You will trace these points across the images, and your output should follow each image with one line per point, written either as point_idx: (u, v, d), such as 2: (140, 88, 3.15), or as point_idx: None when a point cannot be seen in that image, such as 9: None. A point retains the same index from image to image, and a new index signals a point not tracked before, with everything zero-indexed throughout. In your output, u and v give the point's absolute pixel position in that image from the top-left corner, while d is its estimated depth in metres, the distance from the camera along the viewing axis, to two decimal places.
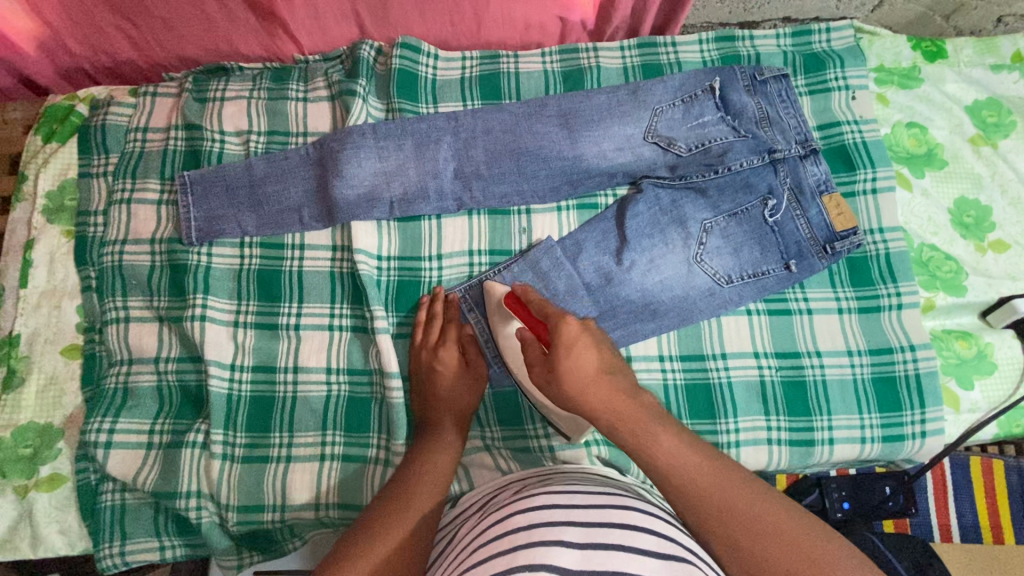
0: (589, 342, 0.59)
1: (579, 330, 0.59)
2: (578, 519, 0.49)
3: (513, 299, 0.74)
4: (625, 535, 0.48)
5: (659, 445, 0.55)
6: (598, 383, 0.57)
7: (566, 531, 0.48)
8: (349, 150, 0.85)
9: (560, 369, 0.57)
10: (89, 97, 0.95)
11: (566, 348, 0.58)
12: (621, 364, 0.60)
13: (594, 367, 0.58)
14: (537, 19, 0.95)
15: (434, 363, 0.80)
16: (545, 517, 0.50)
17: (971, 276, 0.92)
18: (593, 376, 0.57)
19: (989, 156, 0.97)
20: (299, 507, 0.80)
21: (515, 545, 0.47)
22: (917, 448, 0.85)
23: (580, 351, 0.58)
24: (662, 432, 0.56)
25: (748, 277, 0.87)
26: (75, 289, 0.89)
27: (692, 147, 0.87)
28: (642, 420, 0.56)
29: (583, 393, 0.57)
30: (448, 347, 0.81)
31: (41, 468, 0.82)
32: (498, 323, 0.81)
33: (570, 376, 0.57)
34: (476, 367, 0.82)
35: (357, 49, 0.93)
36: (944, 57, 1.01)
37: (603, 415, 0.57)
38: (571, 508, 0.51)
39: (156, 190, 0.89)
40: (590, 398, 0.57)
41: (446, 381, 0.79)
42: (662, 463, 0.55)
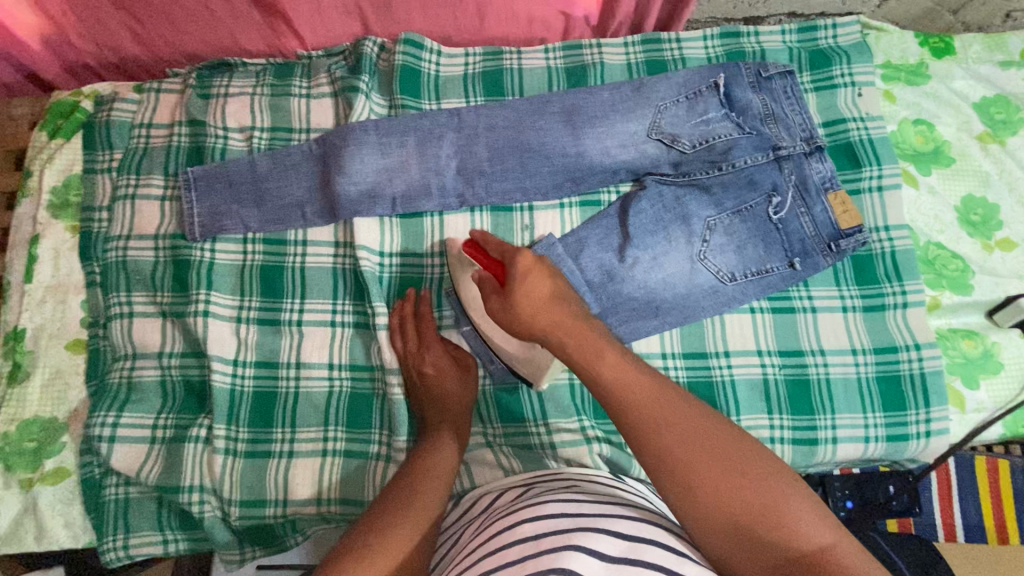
0: (543, 270, 0.65)
1: (534, 261, 0.66)
2: (587, 528, 0.49)
3: (467, 244, 0.73)
4: (631, 547, 0.48)
5: (604, 363, 0.57)
6: (549, 307, 0.62)
7: (576, 539, 0.48)
8: (352, 147, 0.85)
9: (515, 292, 0.63)
10: (94, 93, 0.96)
11: (522, 274, 0.64)
12: (572, 295, 0.65)
13: (546, 292, 0.63)
14: (541, 15, 0.95)
15: (423, 367, 0.80)
16: (554, 526, 0.50)
17: (977, 275, 0.92)
18: (545, 299, 0.63)
19: (997, 153, 0.96)
20: (301, 503, 0.81)
21: (525, 553, 0.47)
22: (922, 448, 0.84)
23: (535, 277, 0.64)
24: (607, 351, 0.58)
25: (752, 275, 0.87)
26: (80, 284, 0.89)
27: (696, 145, 0.87)
28: (589, 340, 0.59)
29: (534, 316, 0.62)
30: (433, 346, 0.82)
31: (46, 462, 0.82)
32: (460, 275, 0.82)
33: (524, 297, 0.63)
34: (466, 360, 0.83)
35: (361, 45, 0.93)
36: (951, 54, 1.00)
37: (551, 335, 0.61)
38: (579, 518, 0.51)
39: (160, 186, 0.90)
40: (540, 320, 0.62)
41: (444, 381, 0.80)
42: (609, 386, 0.56)
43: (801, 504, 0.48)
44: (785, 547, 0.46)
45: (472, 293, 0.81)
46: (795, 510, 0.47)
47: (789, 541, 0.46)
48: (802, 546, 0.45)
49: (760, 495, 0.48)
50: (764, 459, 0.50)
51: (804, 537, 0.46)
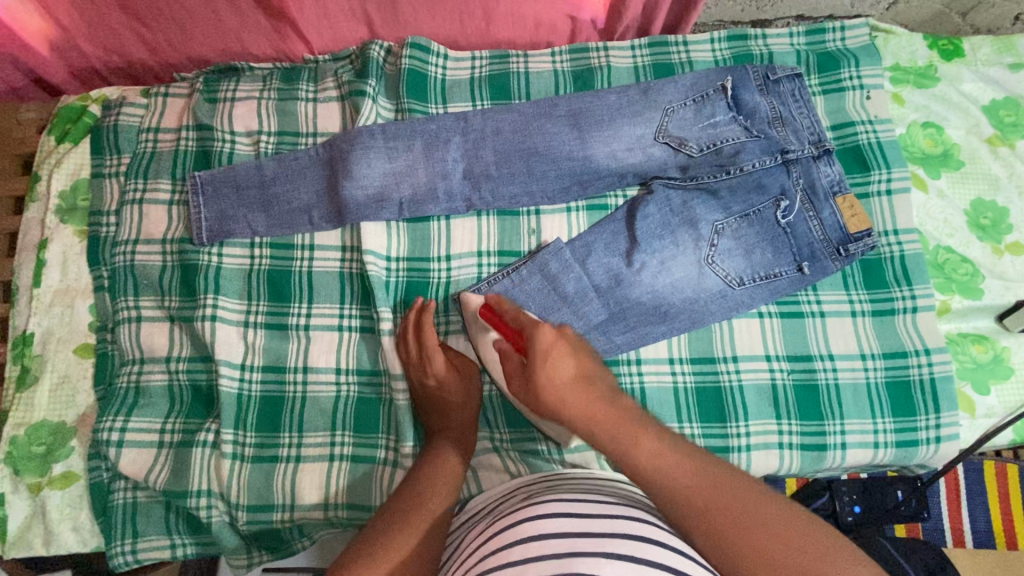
0: (565, 348, 0.62)
1: (555, 336, 0.63)
2: (590, 530, 0.49)
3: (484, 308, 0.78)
4: (635, 547, 0.48)
5: (636, 448, 0.55)
6: (573, 390, 0.60)
7: (580, 542, 0.48)
8: (359, 151, 0.85)
9: (535, 374, 0.61)
10: (101, 98, 0.96)
11: (543, 355, 0.62)
12: (598, 371, 0.62)
13: (569, 376, 0.60)
14: (547, 18, 0.95)
15: (425, 381, 0.80)
16: (557, 528, 0.50)
17: (987, 279, 0.91)
18: (568, 383, 0.60)
19: (1007, 156, 0.96)
20: (308, 508, 0.80)
21: (528, 556, 0.47)
22: (932, 453, 0.84)
23: (556, 357, 0.61)
24: (640, 436, 0.56)
25: (761, 280, 0.86)
26: (88, 289, 0.89)
27: (704, 148, 0.87)
28: (619, 426, 0.57)
29: (559, 402, 0.59)
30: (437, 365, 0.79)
31: (54, 466, 0.83)
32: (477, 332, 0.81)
33: (548, 381, 0.60)
34: (468, 365, 0.82)
35: (367, 49, 0.93)
36: (960, 56, 0.99)
37: (578, 421, 0.59)
38: (582, 519, 0.51)
39: (167, 190, 0.90)
40: (566, 406, 0.59)
41: (450, 388, 0.80)
42: (641, 465, 0.54)
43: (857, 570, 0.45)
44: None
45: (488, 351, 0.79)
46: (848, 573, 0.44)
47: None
48: None
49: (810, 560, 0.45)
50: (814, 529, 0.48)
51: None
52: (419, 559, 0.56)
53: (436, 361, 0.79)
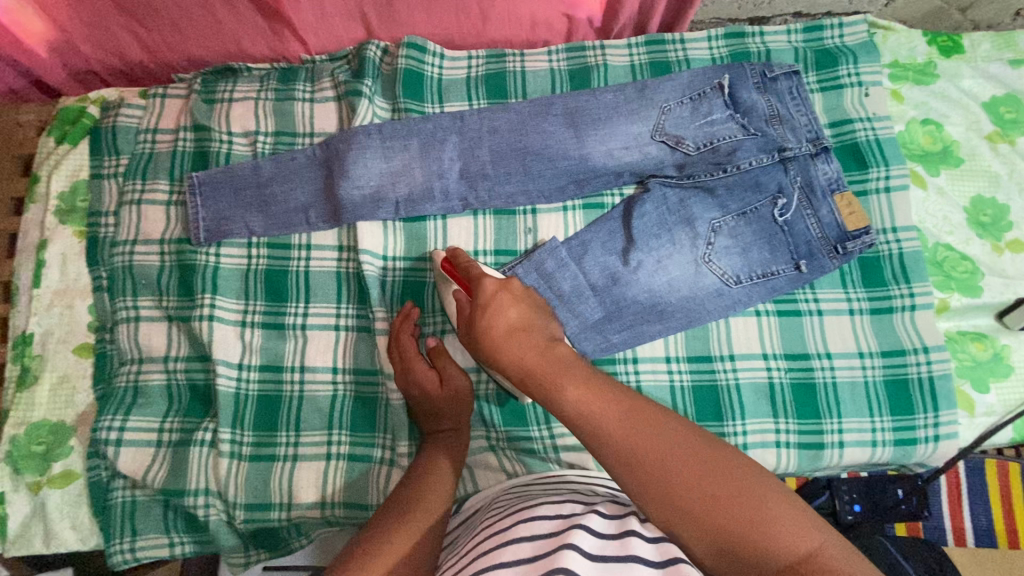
0: (507, 298, 0.64)
1: (496, 289, 0.65)
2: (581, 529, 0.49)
3: (445, 261, 0.81)
4: (623, 545, 0.48)
5: (566, 396, 0.55)
6: (510, 339, 0.61)
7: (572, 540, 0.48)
8: (356, 151, 0.85)
9: (475, 321, 0.63)
10: (100, 99, 0.96)
11: (484, 306, 0.63)
12: (542, 323, 0.63)
13: (506, 324, 0.62)
14: (543, 17, 0.95)
15: (411, 389, 0.79)
16: (550, 528, 0.50)
17: (987, 277, 0.90)
18: (504, 332, 0.61)
19: (1007, 153, 0.95)
20: (306, 507, 0.81)
21: (520, 557, 0.47)
22: (930, 452, 0.83)
23: (495, 308, 0.63)
24: (571, 384, 0.56)
25: (758, 278, 0.86)
26: (87, 289, 0.90)
27: (700, 146, 0.87)
28: (551, 372, 0.57)
29: (495, 349, 0.61)
30: (423, 370, 0.79)
31: (53, 465, 0.83)
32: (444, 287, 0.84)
33: (483, 330, 0.62)
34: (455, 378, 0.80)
35: (364, 49, 0.93)
36: (960, 53, 0.99)
37: (513, 368, 0.59)
38: (573, 518, 0.51)
39: (165, 191, 0.90)
40: (503, 353, 0.60)
41: (433, 398, 0.78)
42: (573, 415, 0.54)
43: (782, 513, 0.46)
44: (772, 562, 0.45)
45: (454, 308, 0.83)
46: (774, 519, 0.46)
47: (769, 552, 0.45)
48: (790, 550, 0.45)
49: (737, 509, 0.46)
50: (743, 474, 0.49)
51: (787, 548, 0.45)
52: (416, 556, 0.56)
53: (414, 361, 0.80)
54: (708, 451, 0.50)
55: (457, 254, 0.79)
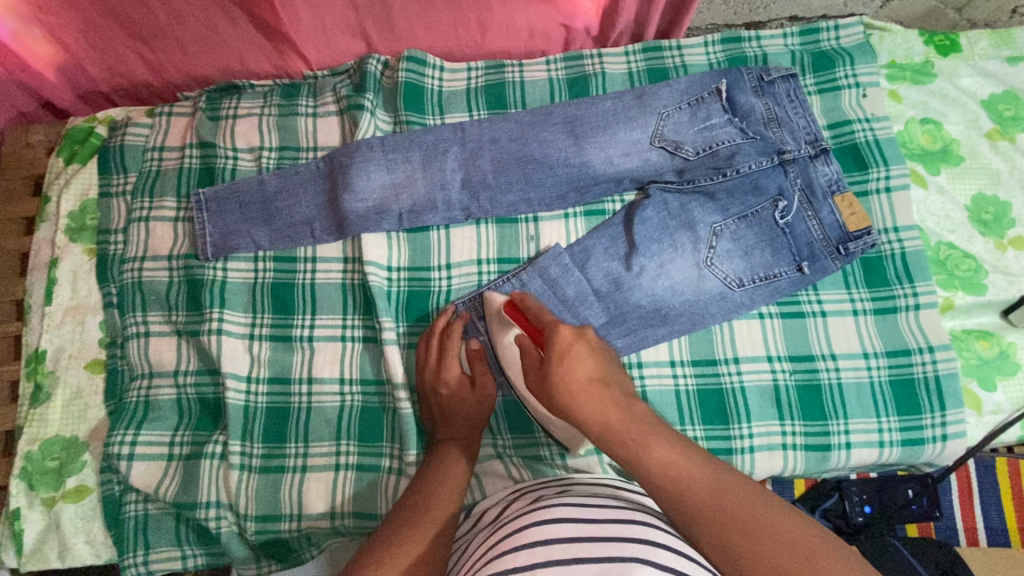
0: (585, 349, 0.60)
1: (573, 338, 0.61)
2: (592, 535, 0.50)
3: (509, 306, 0.76)
4: (643, 548, 0.49)
5: (652, 456, 0.54)
6: (590, 391, 0.58)
7: (582, 547, 0.48)
8: (359, 164, 0.86)
9: (553, 375, 0.58)
10: (108, 119, 0.98)
11: (558, 357, 0.59)
12: (617, 376, 0.60)
13: (586, 375, 0.58)
14: (541, 26, 0.96)
15: (439, 387, 0.80)
16: (562, 534, 0.50)
17: (990, 274, 0.90)
18: (584, 385, 0.58)
19: (1007, 150, 0.95)
20: (316, 516, 0.81)
21: (532, 563, 0.47)
22: (939, 451, 0.83)
23: (573, 359, 0.59)
24: (655, 442, 0.55)
25: (760, 280, 0.86)
26: (97, 306, 0.91)
27: (700, 151, 0.87)
28: (634, 430, 0.55)
29: (574, 399, 0.57)
30: (450, 366, 0.80)
31: (67, 480, 0.84)
32: (497, 333, 0.79)
33: (559, 382, 0.58)
34: (486, 387, 0.80)
35: (365, 63, 0.95)
36: (956, 51, 0.99)
37: (592, 424, 0.57)
38: (584, 523, 0.52)
39: (172, 207, 0.92)
40: (581, 407, 0.57)
41: (458, 404, 0.78)
42: (658, 475, 0.53)
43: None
44: None
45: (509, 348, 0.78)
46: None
47: None
48: None
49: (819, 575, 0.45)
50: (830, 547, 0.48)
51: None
52: (430, 558, 0.57)
53: (452, 365, 0.80)
54: (801, 522, 0.49)
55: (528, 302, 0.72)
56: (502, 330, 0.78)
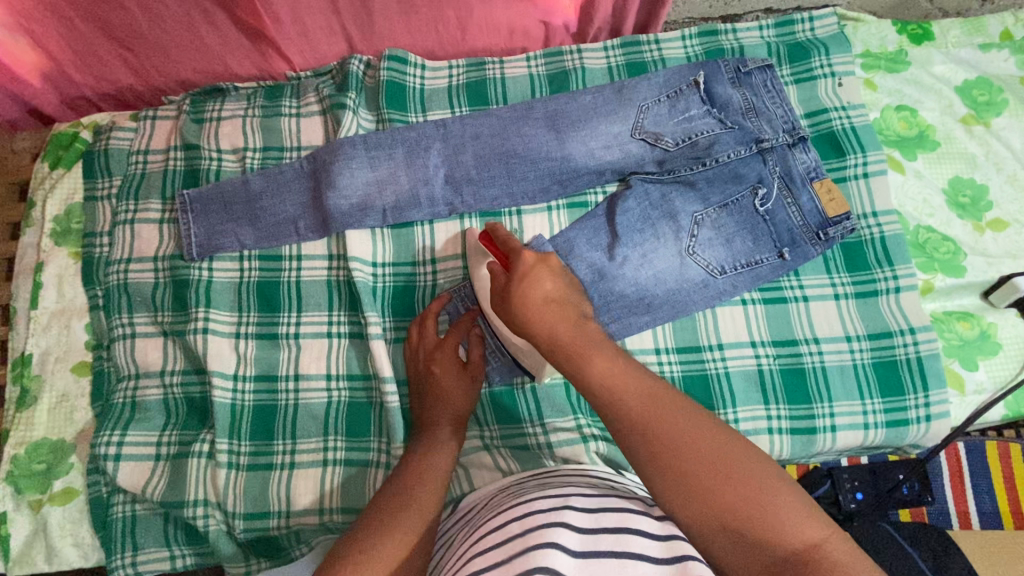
0: (545, 271, 0.65)
1: (535, 261, 0.65)
2: (573, 523, 0.49)
3: (484, 236, 0.78)
4: (618, 539, 0.48)
5: (592, 369, 0.57)
6: (546, 308, 0.62)
7: (563, 535, 0.47)
8: (342, 162, 0.87)
9: (513, 289, 0.63)
10: (93, 124, 0.99)
11: (521, 275, 0.64)
12: (574, 299, 0.64)
13: (543, 294, 0.63)
14: (520, 24, 0.97)
15: (431, 364, 0.80)
16: (543, 522, 0.49)
17: (970, 256, 0.91)
18: (540, 301, 0.62)
19: (982, 135, 0.97)
20: (304, 512, 0.81)
21: (511, 554, 0.46)
22: (923, 432, 0.83)
23: (534, 277, 0.64)
24: (597, 355, 0.58)
25: (742, 267, 0.87)
26: (83, 309, 0.91)
27: (679, 142, 0.88)
28: (583, 345, 0.59)
29: (530, 313, 0.62)
30: (446, 349, 0.81)
31: (54, 483, 0.84)
32: (475, 265, 0.83)
33: (520, 294, 0.63)
34: (476, 368, 0.82)
35: (347, 63, 0.96)
36: (930, 40, 1.01)
37: (542, 337, 0.61)
38: (562, 511, 0.51)
39: (158, 209, 0.92)
40: (536, 320, 0.61)
41: (444, 382, 0.79)
42: (596, 384, 0.56)
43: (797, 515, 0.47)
44: (775, 538, 0.47)
45: (484, 280, 0.82)
46: (787, 517, 0.47)
47: (773, 540, 0.46)
48: (789, 539, 0.46)
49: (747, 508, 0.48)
50: (764, 476, 0.50)
51: (784, 532, 0.47)
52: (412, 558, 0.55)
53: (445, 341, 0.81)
54: (731, 440, 0.52)
55: (498, 231, 0.77)
56: (479, 262, 0.83)
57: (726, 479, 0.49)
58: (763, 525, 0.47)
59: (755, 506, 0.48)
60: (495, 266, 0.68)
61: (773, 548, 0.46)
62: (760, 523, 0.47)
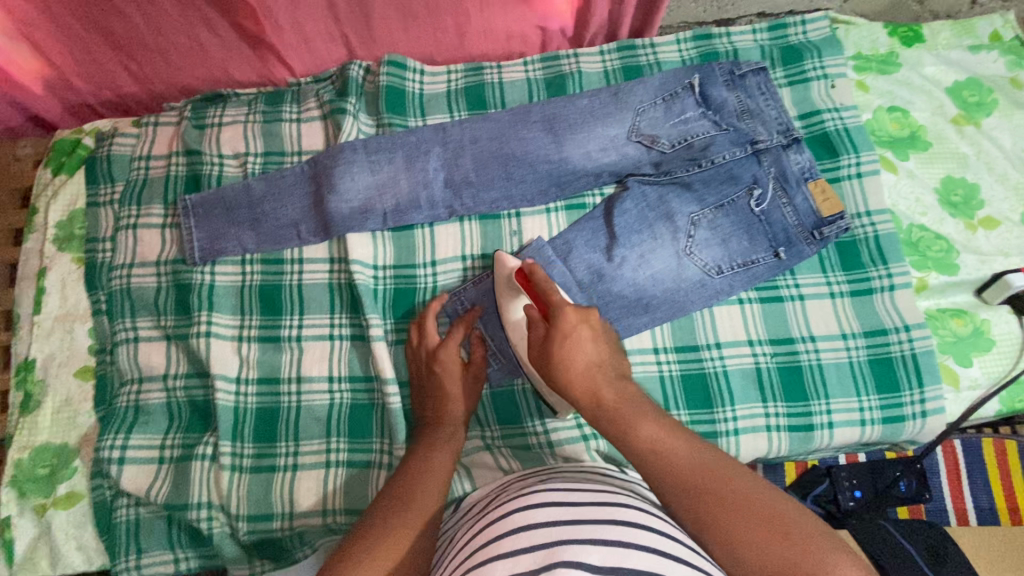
0: (587, 333, 0.64)
1: (577, 321, 0.65)
2: (578, 518, 0.50)
3: (522, 276, 0.77)
4: (623, 530, 0.49)
5: (639, 435, 0.57)
6: (587, 373, 0.63)
7: (567, 530, 0.48)
8: (342, 166, 0.88)
9: (554, 350, 0.64)
10: (95, 130, 1.00)
11: (562, 337, 0.64)
12: (615, 360, 0.65)
13: (584, 359, 0.63)
14: (517, 30, 0.99)
15: (433, 364, 0.80)
16: (547, 517, 0.50)
17: (962, 254, 0.93)
18: (582, 365, 0.63)
19: (973, 135, 0.98)
20: (307, 513, 0.82)
21: (516, 548, 0.47)
22: (919, 428, 0.85)
23: (576, 339, 0.64)
24: (641, 419, 0.58)
25: (738, 267, 0.88)
26: (86, 314, 0.92)
27: (675, 144, 0.90)
28: (626, 409, 0.60)
29: (573, 376, 0.63)
30: (449, 347, 0.81)
31: (58, 487, 0.85)
32: (506, 301, 0.81)
33: (561, 355, 0.63)
34: (476, 369, 0.82)
35: (347, 69, 0.97)
36: (920, 42, 1.03)
37: (585, 398, 0.62)
38: (571, 507, 0.52)
39: (159, 214, 0.93)
40: (578, 382, 0.62)
41: (445, 382, 0.79)
42: (641, 445, 0.57)
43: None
44: None
45: (517, 322, 0.80)
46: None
47: None
48: None
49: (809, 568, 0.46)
50: (817, 532, 0.49)
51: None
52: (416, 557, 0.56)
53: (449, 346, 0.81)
54: (781, 498, 0.51)
55: (533, 271, 0.74)
56: (512, 299, 0.81)
57: (780, 534, 0.48)
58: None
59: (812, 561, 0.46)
60: (534, 313, 0.68)
61: None
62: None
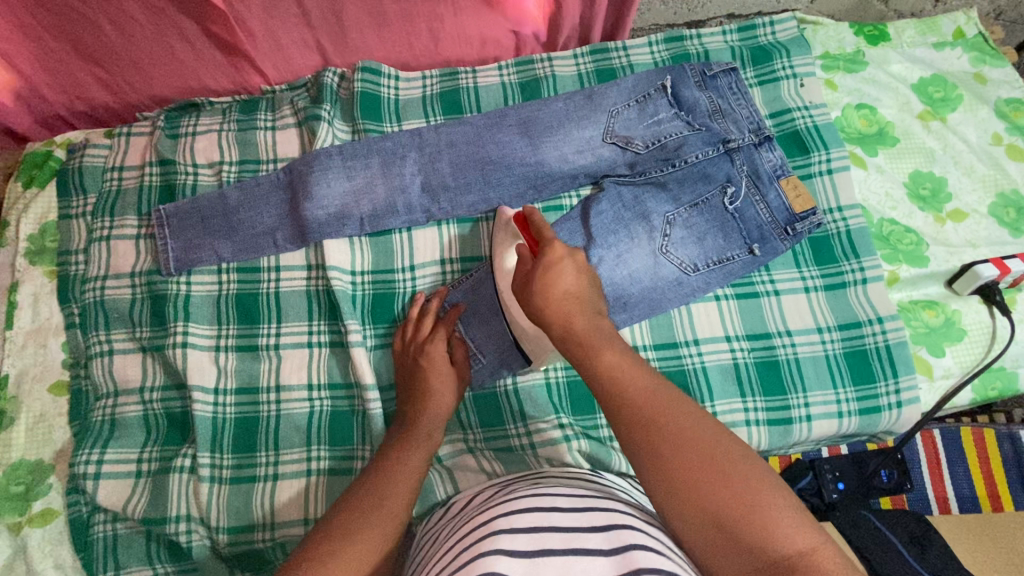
0: (570, 267, 0.66)
1: (564, 254, 0.67)
2: (558, 527, 0.49)
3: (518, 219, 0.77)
4: (607, 536, 0.48)
5: (603, 361, 0.58)
6: (563, 303, 0.64)
7: (547, 538, 0.48)
8: (318, 172, 0.88)
9: (539, 279, 0.65)
10: (66, 142, 0.99)
11: (545, 268, 0.66)
12: (593, 295, 0.65)
13: (563, 290, 0.64)
14: (491, 34, 0.99)
15: (419, 358, 0.81)
16: (529, 522, 0.49)
17: (932, 246, 0.94)
18: (561, 295, 0.64)
19: (940, 129, 1.00)
20: (287, 524, 0.81)
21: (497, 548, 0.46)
22: (895, 418, 0.86)
23: (558, 271, 0.65)
24: (608, 349, 0.59)
25: (714, 264, 0.89)
26: (60, 327, 0.91)
27: (649, 144, 0.91)
28: (595, 338, 0.60)
29: (545, 304, 0.64)
30: (436, 344, 0.82)
31: (33, 504, 0.83)
32: (501, 248, 0.83)
33: (542, 286, 0.65)
34: (460, 367, 0.83)
35: (322, 76, 0.97)
36: (886, 40, 1.05)
37: (557, 327, 0.63)
38: (553, 513, 0.51)
39: (134, 225, 0.92)
40: (552, 311, 0.63)
41: (430, 374, 0.79)
42: (604, 375, 0.57)
43: (796, 527, 0.45)
44: (772, 541, 0.45)
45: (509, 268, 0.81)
46: (786, 525, 0.46)
47: (772, 542, 0.45)
48: (788, 545, 0.44)
49: (762, 524, 0.45)
50: (762, 480, 0.48)
51: (782, 536, 0.45)
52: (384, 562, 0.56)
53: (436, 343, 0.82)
54: (730, 441, 0.51)
55: (531, 214, 0.71)
56: (506, 246, 0.82)
57: (722, 476, 0.48)
58: (760, 527, 0.45)
59: (751, 508, 0.46)
60: (524, 249, 0.69)
61: (772, 555, 0.44)
62: (757, 529, 0.45)
